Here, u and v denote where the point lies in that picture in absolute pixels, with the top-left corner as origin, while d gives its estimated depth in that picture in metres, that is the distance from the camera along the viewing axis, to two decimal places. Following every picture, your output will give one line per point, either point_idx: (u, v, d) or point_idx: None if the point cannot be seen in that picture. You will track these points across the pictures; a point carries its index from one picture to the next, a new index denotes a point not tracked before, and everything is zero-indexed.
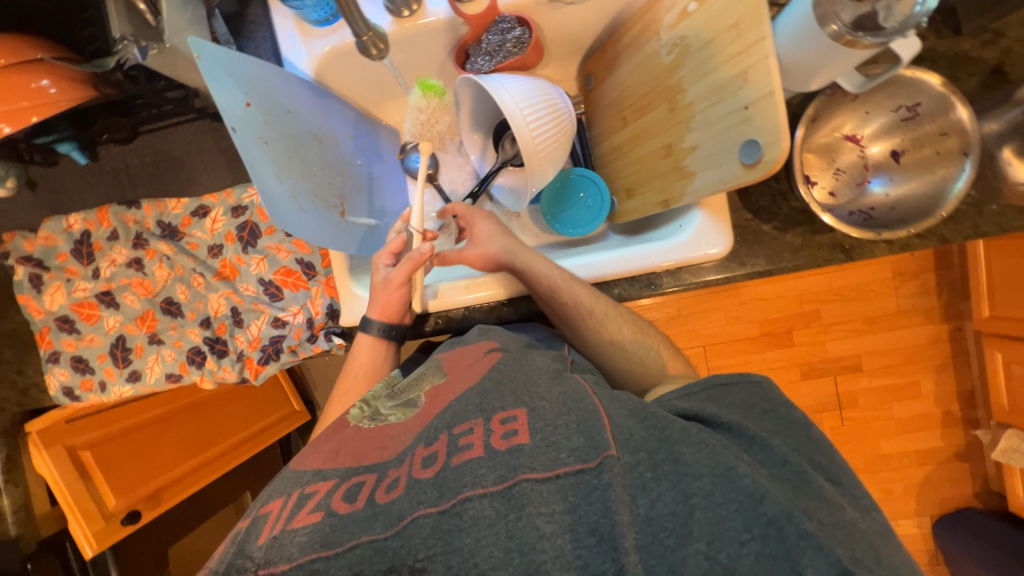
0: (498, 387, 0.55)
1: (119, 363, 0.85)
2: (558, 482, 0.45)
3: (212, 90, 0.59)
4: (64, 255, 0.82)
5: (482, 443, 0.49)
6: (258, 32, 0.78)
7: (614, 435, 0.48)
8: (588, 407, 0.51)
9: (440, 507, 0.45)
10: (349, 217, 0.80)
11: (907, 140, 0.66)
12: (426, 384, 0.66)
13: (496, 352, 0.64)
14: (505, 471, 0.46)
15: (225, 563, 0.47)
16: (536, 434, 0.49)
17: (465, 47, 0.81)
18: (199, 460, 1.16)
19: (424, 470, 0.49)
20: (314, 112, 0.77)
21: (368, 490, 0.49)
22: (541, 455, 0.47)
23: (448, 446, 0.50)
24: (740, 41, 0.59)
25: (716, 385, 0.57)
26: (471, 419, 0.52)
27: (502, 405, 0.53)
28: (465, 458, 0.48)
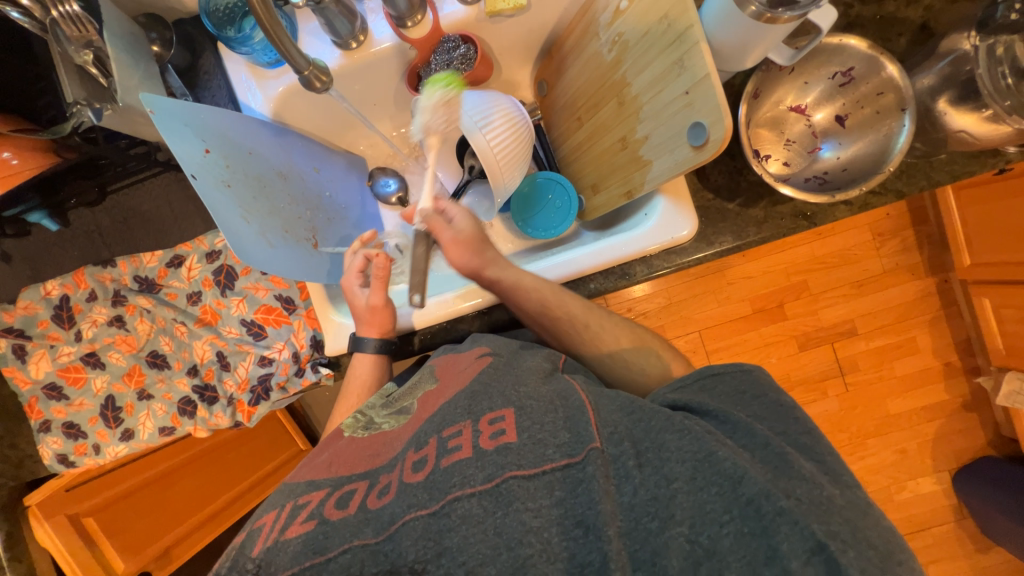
0: (488, 388, 0.58)
1: (111, 423, 0.85)
2: (545, 478, 0.47)
3: (170, 143, 0.61)
4: (45, 321, 0.82)
5: (470, 444, 0.51)
6: (213, 80, 0.79)
7: (598, 428, 0.49)
8: (574, 404, 0.52)
9: (431, 508, 0.46)
10: (321, 248, 0.82)
11: (848, 103, 0.69)
12: (419, 392, 0.66)
13: (487, 357, 0.65)
14: (493, 469, 0.48)
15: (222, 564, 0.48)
16: (523, 433, 0.50)
17: (416, 70, 0.83)
18: (208, 511, 1.17)
19: (414, 475, 0.50)
20: (276, 152, 0.79)
21: (359, 497, 0.51)
22: (529, 452, 0.48)
23: (437, 450, 0.52)
24: (672, 31, 0.61)
25: (707, 373, 0.57)
26: (460, 421, 0.54)
27: (491, 406, 0.55)
28: (454, 459, 0.50)
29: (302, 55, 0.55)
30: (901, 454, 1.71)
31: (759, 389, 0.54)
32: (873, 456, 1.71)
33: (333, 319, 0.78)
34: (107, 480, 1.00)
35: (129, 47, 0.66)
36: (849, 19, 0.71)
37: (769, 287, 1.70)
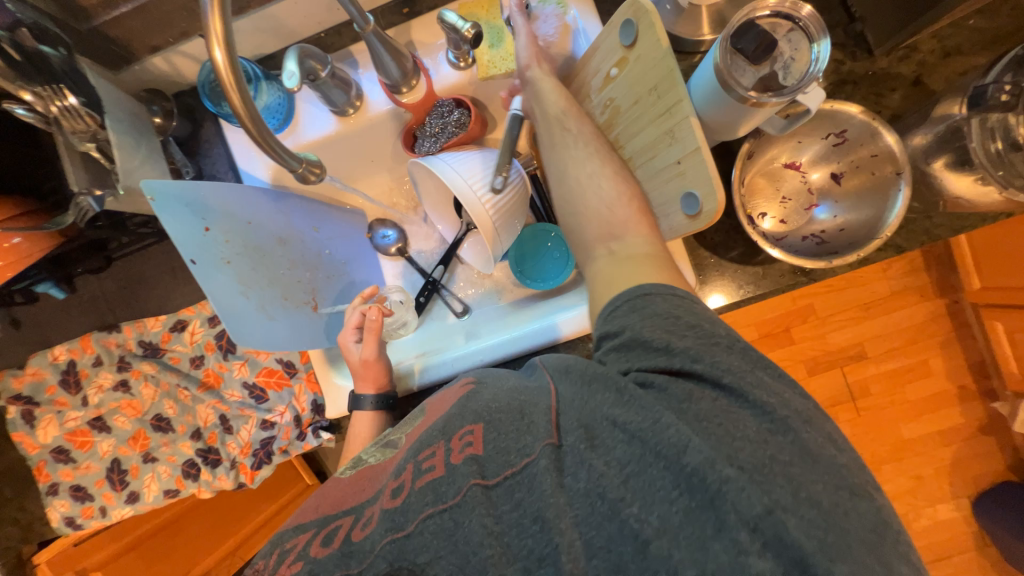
0: (462, 408, 0.54)
1: (116, 486, 0.86)
2: (506, 483, 0.46)
3: (167, 226, 0.63)
4: (52, 387, 0.83)
5: (443, 463, 0.49)
6: (213, 149, 0.81)
7: (557, 424, 0.47)
8: (540, 408, 0.49)
9: (406, 530, 0.47)
10: (322, 309, 0.84)
11: (843, 163, 0.69)
12: (407, 426, 0.64)
13: (470, 384, 0.61)
14: (456, 487, 0.47)
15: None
16: (489, 445, 0.49)
17: (411, 131, 0.84)
18: (220, 550, 1.17)
19: (392, 500, 0.49)
20: (277, 219, 0.79)
21: (344, 532, 0.51)
22: (492, 462, 0.47)
23: (411, 474, 0.50)
24: (662, 102, 0.62)
25: (635, 295, 0.52)
26: (434, 442, 0.52)
27: (461, 422, 0.52)
28: (427, 479, 0.49)
29: (294, 154, 0.56)
30: (918, 480, 1.67)
31: (693, 312, 0.50)
32: (889, 482, 1.68)
33: (334, 382, 0.80)
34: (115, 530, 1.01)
35: (131, 127, 0.68)
36: (840, 76, 0.70)
37: (776, 312, 1.68)
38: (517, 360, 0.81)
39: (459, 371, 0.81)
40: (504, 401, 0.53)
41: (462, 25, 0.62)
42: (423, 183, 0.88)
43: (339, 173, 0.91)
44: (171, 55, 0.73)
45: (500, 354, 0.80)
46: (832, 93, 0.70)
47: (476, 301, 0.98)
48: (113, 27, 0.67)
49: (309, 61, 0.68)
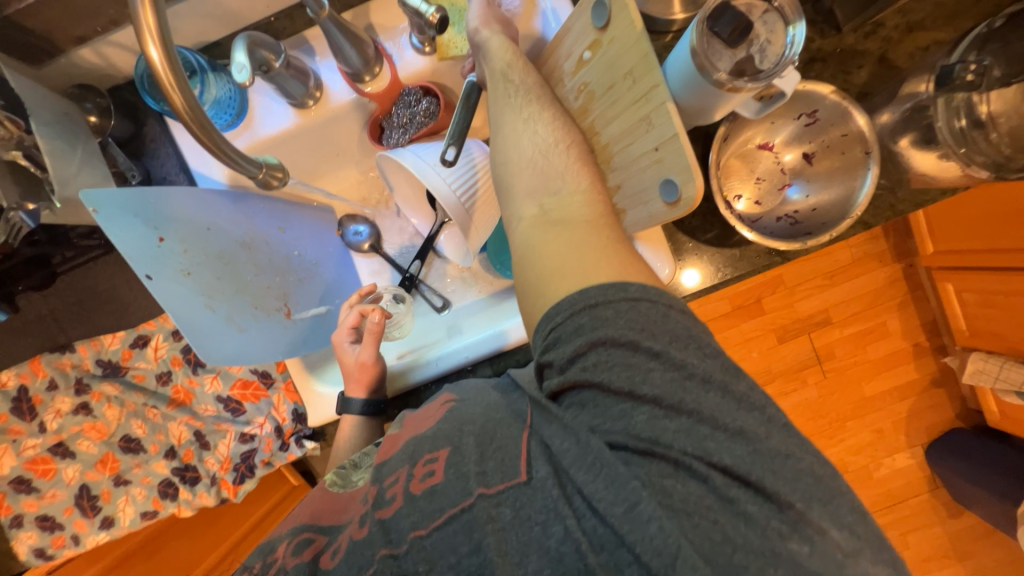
0: (436, 431, 0.54)
1: (88, 513, 0.81)
2: (460, 519, 0.46)
3: (115, 239, 0.58)
4: (3, 415, 0.77)
5: (403, 492, 0.50)
6: (160, 149, 0.74)
7: (527, 459, 0.48)
8: (511, 433, 0.51)
9: (393, 549, 0.47)
10: (296, 315, 0.80)
11: (815, 144, 0.69)
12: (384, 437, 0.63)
13: (450, 403, 0.59)
14: (409, 519, 0.48)
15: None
16: (449, 472, 0.49)
17: (377, 122, 0.79)
18: (221, 551, 1.11)
19: (358, 530, 0.50)
20: (236, 222, 0.74)
21: (315, 549, 0.51)
22: (452, 488, 0.48)
23: (377, 495, 0.51)
24: (637, 88, 0.60)
25: (577, 311, 0.49)
26: (399, 468, 0.52)
27: (429, 447, 0.52)
28: (388, 511, 0.49)
29: (251, 160, 0.52)
30: (878, 434, 1.79)
31: (648, 330, 0.47)
32: (851, 439, 1.79)
33: (315, 390, 0.77)
34: (94, 553, 0.97)
35: (63, 131, 0.61)
36: (809, 54, 0.70)
37: (747, 285, 1.73)
38: (503, 359, 0.79)
39: (444, 370, 0.79)
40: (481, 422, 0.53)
41: (425, 9, 0.59)
42: (393, 176, 0.84)
43: (303, 166, 0.85)
44: (101, 46, 0.66)
45: (485, 350, 0.78)
46: (802, 71, 0.70)
47: (456, 295, 0.96)
48: (28, 16, 0.59)
49: (259, 51, 0.63)
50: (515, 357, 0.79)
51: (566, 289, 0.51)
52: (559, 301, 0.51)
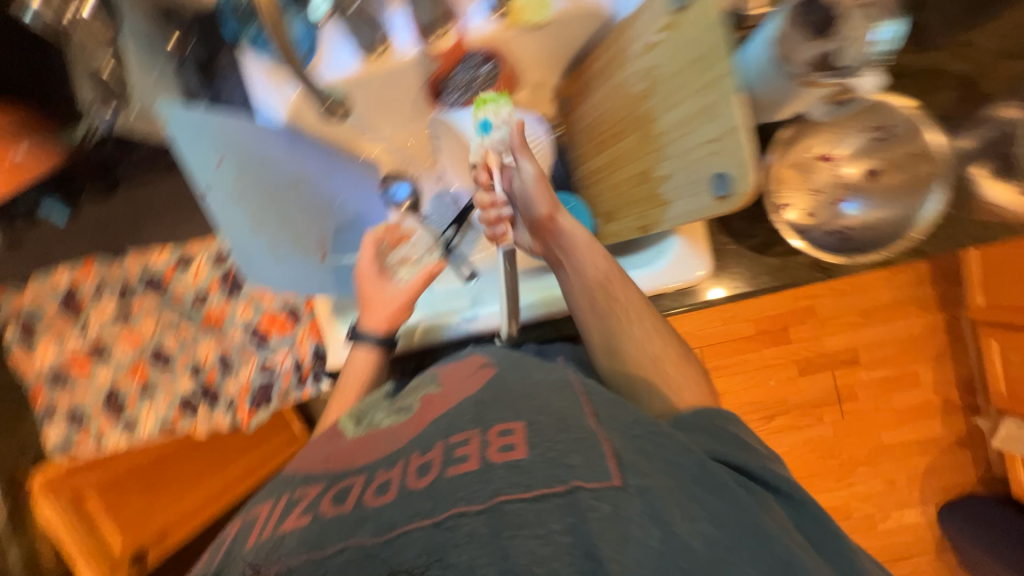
0: (498, 398, 0.46)
1: (113, 414, 0.86)
2: (552, 501, 0.34)
3: (178, 154, 0.61)
4: (52, 310, 0.83)
5: (478, 455, 0.39)
6: (229, 80, 0.77)
7: (619, 461, 0.37)
8: (584, 424, 0.40)
9: (434, 519, 0.35)
10: (330, 259, 0.82)
11: (884, 160, 0.67)
12: (420, 392, 0.60)
13: (493, 370, 0.55)
14: (496, 484, 0.36)
15: (213, 567, 0.41)
16: (533, 448, 0.38)
17: (437, 82, 0.82)
18: (194, 502, 1.14)
19: (416, 480, 0.39)
20: (288, 160, 0.76)
21: (358, 492, 0.41)
22: (537, 470, 0.36)
23: (442, 456, 0.40)
24: (704, 76, 0.59)
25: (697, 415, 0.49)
26: (469, 429, 0.43)
27: (501, 417, 0.43)
28: (457, 472, 0.38)
29: None
30: (889, 485, 1.71)
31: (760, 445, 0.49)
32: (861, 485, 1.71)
33: (337, 333, 0.79)
34: (108, 462, 1.01)
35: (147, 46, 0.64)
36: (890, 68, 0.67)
37: (777, 309, 1.67)
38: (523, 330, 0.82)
39: (466, 337, 0.83)
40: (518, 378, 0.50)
41: None
42: (444, 137, 0.89)
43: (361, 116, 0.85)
44: None
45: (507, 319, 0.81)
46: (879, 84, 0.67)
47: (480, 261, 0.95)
48: None
49: None
50: (536, 332, 0.81)
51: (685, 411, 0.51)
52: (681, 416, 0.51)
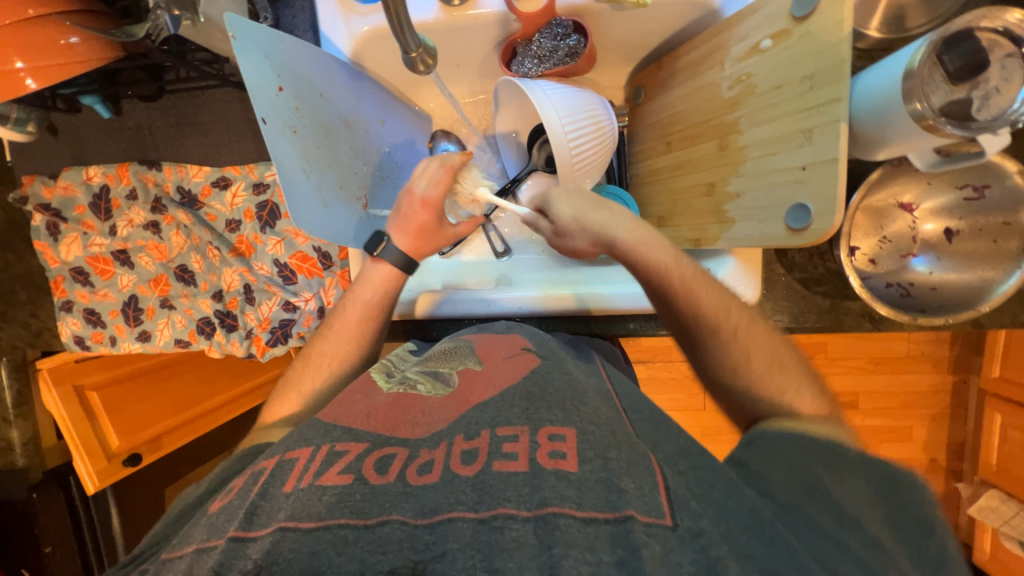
0: (542, 397, 0.50)
1: (130, 321, 0.85)
2: (603, 528, 0.38)
3: (245, 71, 0.57)
4: (82, 207, 0.81)
5: (528, 457, 0.43)
6: (297, 0, 0.72)
7: (671, 500, 0.41)
8: (636, 448, 0.45)
9: (480, 514, 0.39)
10: (371, 210, 0.79)
11: (966, 222, 0.63)
12: (457, 364, 0.60)
13: (535, 358, 0.59)
14: (546, 495, 0.40)
15: (246, 504, 0.42)
16: (585, 464, 0.42)
17: (513, 45, 0.75)
18: (188, 416, 1.17)
19: (464, 468, 0.43)
20: (346, 98, 0.73)
21: (400, 465, 0.44)
22: (588, 491, 0.41)
23: (489, 446, 0.45)
24: (811, 96, 0.55)
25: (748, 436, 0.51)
26: (517, 425, 0.47)
27: (551, 418, 0.47)
28: (507, 467, 0.42)
29: (415, 34, 0.48)
30: None
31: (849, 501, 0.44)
32: None
33: None
34: (107, 362, 1.06)
35: None
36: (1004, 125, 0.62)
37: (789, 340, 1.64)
38: (551, 321, 0.81)
39: (494, 313, 0.79)
40: (561, 380, 0.53)
41: None
42: (504, 105, 0.81)
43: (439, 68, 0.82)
44: None
45: (538, 307, 0.78)
46: None
47: (519, 245, 0.94)
48: None
49: None
50: (563, 325, 0.80)
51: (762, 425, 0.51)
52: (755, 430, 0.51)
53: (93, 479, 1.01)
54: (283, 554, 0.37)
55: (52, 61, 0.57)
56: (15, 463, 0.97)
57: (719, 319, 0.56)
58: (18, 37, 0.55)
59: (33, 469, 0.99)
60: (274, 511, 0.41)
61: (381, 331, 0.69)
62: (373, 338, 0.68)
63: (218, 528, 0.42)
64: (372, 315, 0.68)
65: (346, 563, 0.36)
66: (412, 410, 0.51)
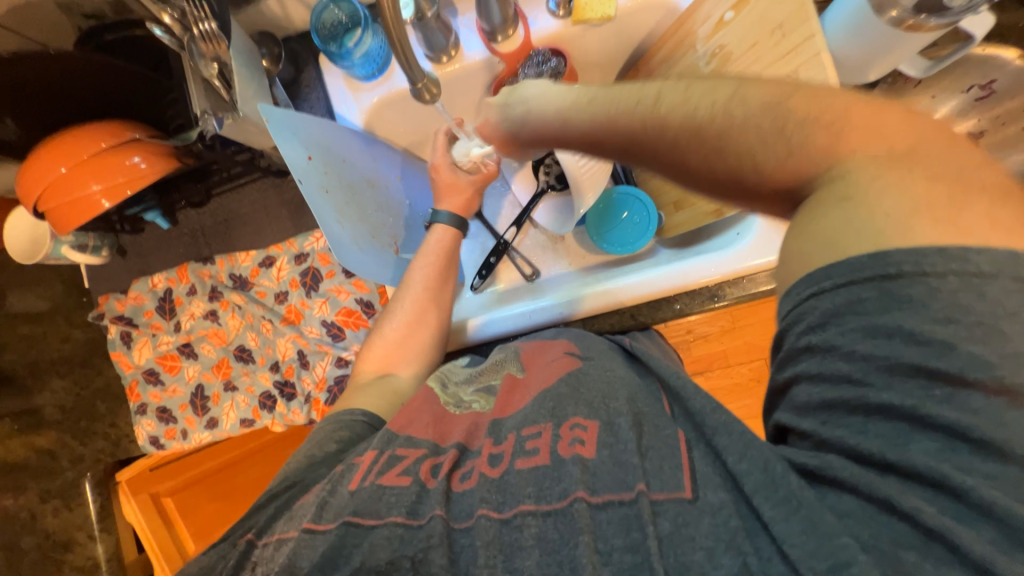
0: (575, 394, 0.55)
1: (198, 411, 0.89)
2: (619, 510, 0.43)
3: (280, 147, 0.65)
4: (150, 312, 0.90)
5: (547, 450, 0.49)
6: (312, 94, 0.83)
7: (693, 476, 0.44)
8: (666, 436, 0.48)
9: (502, 515, 0.46)
10: (402, 254, 0.85)
11: (984, 119, 0.63)
12: (503, 372, 0.67)
13: (576, 359, 0.62)
14: (567, 485, 0.46)
15: (319, 498, 0.51)
16: (602, 449, 0.48)
17: (501, 83, 0.84)
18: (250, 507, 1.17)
19: (492, 469, 0.50)
20: (366, 161, 0.80)
21: (448, 467, 0.52)
22: (606, 475, 0.46)
23: (513, 447, 0.52)
24: (786, 42, 0.58)
25: (811, 292, 0.36)
26: (540, 422, 0.53)
27: (575, 411, 0.53)
28: (529, 463, 0.49)
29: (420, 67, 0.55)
30: None
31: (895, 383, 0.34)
32: None
33: None
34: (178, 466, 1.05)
35: (248, 61, 0.69)
36: None
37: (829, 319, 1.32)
38: (599, 318, 0.79)
39: (537, 324, 0.80)
40: (597, 380, 0.57)
41: None
42: None
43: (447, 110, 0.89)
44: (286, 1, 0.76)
45: (577, 309, 0.78)
46: None
47: (546, 265, 0.98)
48: None
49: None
50: (612, 319, 0.79)
51: (829, 257, 0.35)
52: (810, 269, 0.36)
53: None
54: (349, 544, 0.47)
55: (120, 180, 0.67)
56: None
57: (629, 139, 0.43)
58: (91, 166, 0.65)
59: None
60: (341, 503, 0.50)
61: (449, 274, 0.77)
62: (446, 280, 0.77)
63: (294, 520, 0.52)
64: (439, 262, 0.77)
65: (405, 559, 0.45)
66: (465, 424, 0.59)
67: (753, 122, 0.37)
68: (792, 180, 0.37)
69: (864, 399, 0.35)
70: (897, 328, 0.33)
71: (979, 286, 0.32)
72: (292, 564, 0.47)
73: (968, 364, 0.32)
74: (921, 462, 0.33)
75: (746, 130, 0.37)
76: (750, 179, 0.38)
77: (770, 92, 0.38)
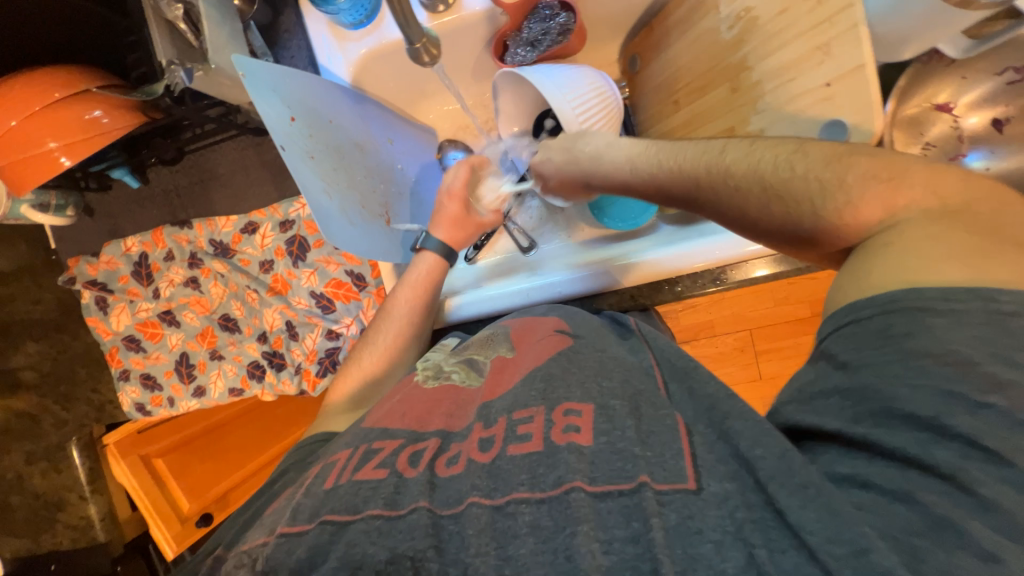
0: (565, 374, 0.52)
1: (184, 379, 0.87)
2: (618, 501, 0.40)
3: (258, 106, 0.58)
4: (125, 277, 0.85)
5: (541, 436, 0.46)
6: (293, 41, 0.75)
7: (696, 465, 0.40)
8: (663, 419, 0.45)
9: (495, 500, 0.43)
10: (394, 225, 0.79)
11: (1014, 107, 0.59)
12: (492, 352, 0.63)
13: (567, 337, 0.59)
14: (563, 471, 0.42)
15: (295, 504, 0.49)
16: (601, 436, 0.44)
17: (504, 38, 0.76)
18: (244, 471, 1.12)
19: (482, 455, 0.47)
20: (355, 122, 0.74)
21: (430, 457, 0.49)
22: (603, 463, 0.43)
23: (506, 430, 0.48)
24: (820, 10, 0.53)
25: (851, 318, 0.39)
26: (533, 406, 0.50)
27: (567, 395, 0.50)
28: (523, 449, 0.46)
29: (416, 26, 0.51)
30: None
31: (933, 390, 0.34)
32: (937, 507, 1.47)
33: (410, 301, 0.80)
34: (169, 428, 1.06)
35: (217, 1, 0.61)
36: None
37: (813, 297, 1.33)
38: (599, 298, 0.78)
39: (534, 302, 0.78)
40: (590, 359, 0.54)
41: None
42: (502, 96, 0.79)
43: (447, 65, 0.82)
44: None
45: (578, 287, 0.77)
46: None
47: (543, 237, 0.94)
48: None
49: None
50: (613, 301, 0.78)
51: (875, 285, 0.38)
52: (856, 298, 0.39)
53: (171, 544, 1.00)
54: (327, 545, 0.43)
55: (79, 137, 0.60)
56: (98, 539, 1.00)
57: (692, 185, 0.47)
58: (46, 119, 0.58)
59: (114, 543, 1.02)
60: (316, 505, 0.47)
61: (434, 305, 0.72)
62: (427, 314, 0.72)
63: (266, 526, 0.49)
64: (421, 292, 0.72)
65: (383, 551, 0.42)
66: (446, 404, 0.57)
67: (820, 171, 0.41)
68: (836, 231, 0.41)
69: (888, 406, 0.35)
70: (935, 352, 0.35)
71: (1002, 320, 0.34)
72: (282, 547, 0.44)
73: (991, 384, 0.33)
74: (941, 459, 0.33)
75: (816, 179, 0.41)
76: (808, 225, 0.42)
77: (828, 149, 0.42)
